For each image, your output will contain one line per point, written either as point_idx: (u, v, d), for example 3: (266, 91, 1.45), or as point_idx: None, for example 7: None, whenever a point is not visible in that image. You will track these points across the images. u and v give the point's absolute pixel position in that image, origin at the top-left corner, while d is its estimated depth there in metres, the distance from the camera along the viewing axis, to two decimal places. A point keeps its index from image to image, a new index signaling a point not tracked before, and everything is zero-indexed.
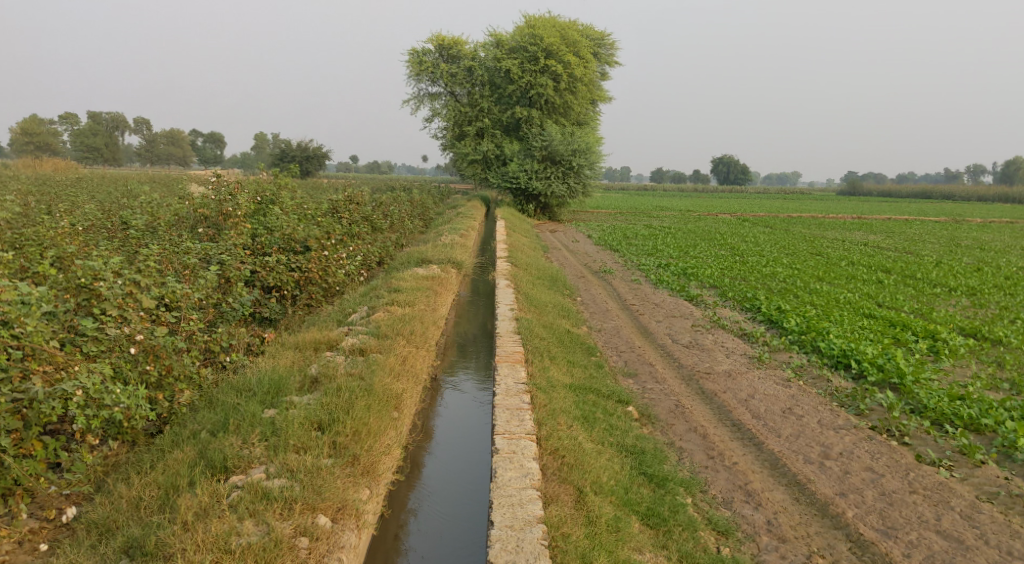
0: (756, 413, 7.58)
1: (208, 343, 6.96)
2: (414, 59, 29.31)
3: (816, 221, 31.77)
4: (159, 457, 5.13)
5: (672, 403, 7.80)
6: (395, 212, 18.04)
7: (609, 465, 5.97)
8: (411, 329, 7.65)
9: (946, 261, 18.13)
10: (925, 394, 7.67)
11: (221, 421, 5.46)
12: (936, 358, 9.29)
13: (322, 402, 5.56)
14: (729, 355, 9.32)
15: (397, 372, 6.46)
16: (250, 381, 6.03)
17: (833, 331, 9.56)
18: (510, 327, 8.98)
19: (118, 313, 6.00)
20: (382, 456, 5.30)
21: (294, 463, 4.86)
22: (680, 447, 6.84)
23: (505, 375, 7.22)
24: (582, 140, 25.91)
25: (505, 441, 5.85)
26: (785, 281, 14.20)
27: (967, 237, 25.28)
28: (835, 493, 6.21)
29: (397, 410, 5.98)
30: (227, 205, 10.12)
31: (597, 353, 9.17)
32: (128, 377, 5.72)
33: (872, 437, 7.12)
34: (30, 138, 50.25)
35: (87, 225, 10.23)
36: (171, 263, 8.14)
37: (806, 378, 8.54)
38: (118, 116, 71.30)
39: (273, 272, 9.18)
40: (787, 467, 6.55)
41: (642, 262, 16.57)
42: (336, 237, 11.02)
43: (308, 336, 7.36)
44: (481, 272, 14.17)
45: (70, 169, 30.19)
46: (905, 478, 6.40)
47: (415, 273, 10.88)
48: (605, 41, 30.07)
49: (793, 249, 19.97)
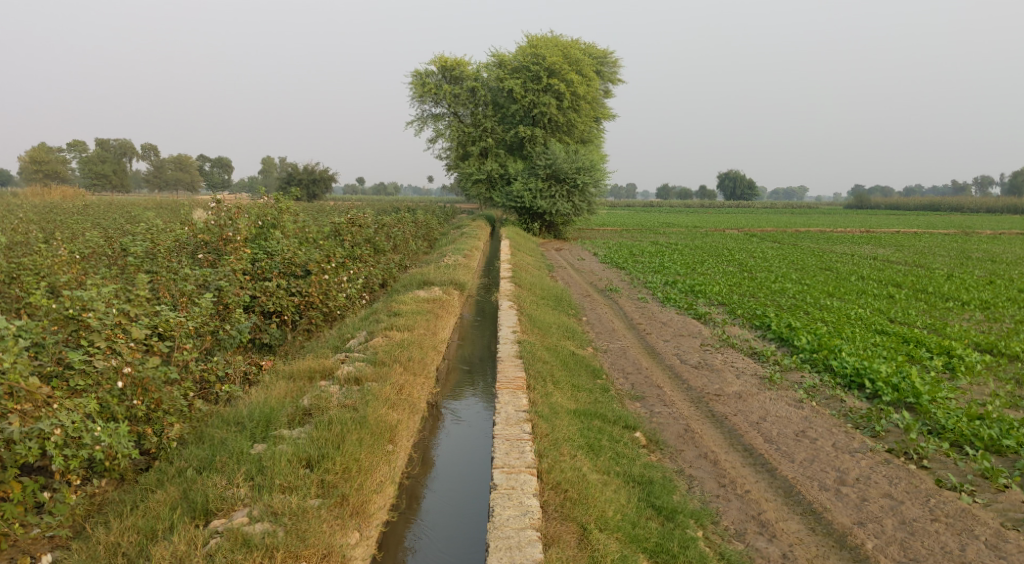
0: (769, 436, 7.30)
1: (202, 372, 6.76)
2: (418, 81, 29.41)
3: (824, 236, 31.47)
4: (142, 497, 4.94)
5: (681, 427, 7.54)
6: (399, 233, 17.86)
7: (614, 498, 5.71)
8: (409, 355, 7.44)
9: (958, 274, 17.80)
10: (942, 414, 7.38)
11: (208, 457, 5.27)
12: (952, 376, 9.00)
13: (312, 437, 5.35)
14: (739, 376, 9.05)
15: (393, 402, 6.26)
16: (240, 414, 5.85)
17: (845, 349, 9.28)
18: (512, 350, 8.76)
19: (107, 344, 5.75)
20: (374, 495, 5.08)
21: (277, 505, 4.64)
22: (690, 475, 6.57)
23: (505, 403, 6.98)
24: (587, 158, 25.79)
25: (504, 476, 5.60)
26: (795, 297, 13.93)
27: (977, 249, 25.01)
28: (853, 523, 5.92)
29: (392, 442, 5.77)
30: (226, 230, 9.96)
31: (603, 376, 8.92)
32: (114, 413, 5.55)
33: (889, 461, 6.84)
34: (38, 167, 50.63)
35: (87, 252, 10.10)
36: (169, 291, 7.97)
37: (819, 399, 8.26)
38: (126, 143, 71.88)
39: (273, 298, 9.00)
40: (802, 494, 6.27)
41: (649, 280, 16.32)
42: (337, 260, 10.81)
43: (304, 364, 7.17)
44: (485, 293, 13.96)
45: (77, 197, 30.36)
46: (926, 505, 6.10)
47: (416, 295, 10.69)
48: (608, 59, 30.13)
49: (802, 264, 19.70)
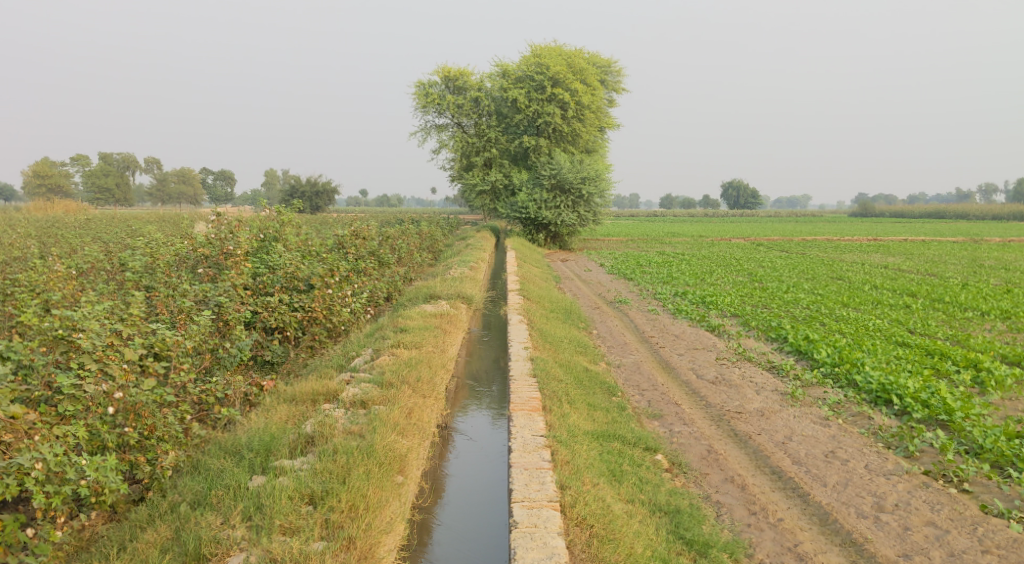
0: (797, 458, 6.89)
1: (201, 394, 6.41)
2: (421, 92, 29.19)
3: (831, 244, 31.15)
4: (132, 534, 4.59)
5: (704, 448, 7.14)
6: (403, 245, 17.51)
7: (642, 531, 5.32)
8: (418, 375, 7.05)
9: (972, 282, 17.39)
10: (979, 433, 6.96)
11: (203, 489, 4.89)
12: (982, 392, 8.57)
13: (316, 469, 4.98)
14: (759, 392, 8.63)
15: (401, 428, 5.87)
16: (239, 441, 5.48)
17: (868, 363, 8.87)
18: (525, 368, 8.37)
19: (98, 366, 5.40)
20: (383, 535, 4.69)
21: (277, 551, 4.28)
22: (718, 501, 6.18)
23: (521, 427, 6.59)
24: (592, 168, 25.40)
25: (525, 512, 5.22)
26: (809, 307, 13.55)
27: (987, 257, 24.51)
28: (897, 555, 5.52)
29: (401, 474, 5.39)
30: (227, 243, 9.58)
31: (618, 394, 8.53)
32: (104, 441, 5.22)
33: (928, 484, 6.43)
34: (42, 181, 50.56)
35: (85, 267, 9.81)
36: (166, 308, 7.61)
37: (846, 416, 7.85)
38: (130, 156, 71.78)
39: (275, 313, 8.65)
40: (839, 523, 5.88)
41: (658, 291, 15.94)
42: (340, 273, 10.41)
43: (307, 385, 6.79)
44: (492, 306, 13.60)
45: (80, 211, 30.19)
46: (974, 535, 5.69)
47: (423, 310, 10.33)
48: (611, 68, 29.91)
49: (812, 273, 19.30)
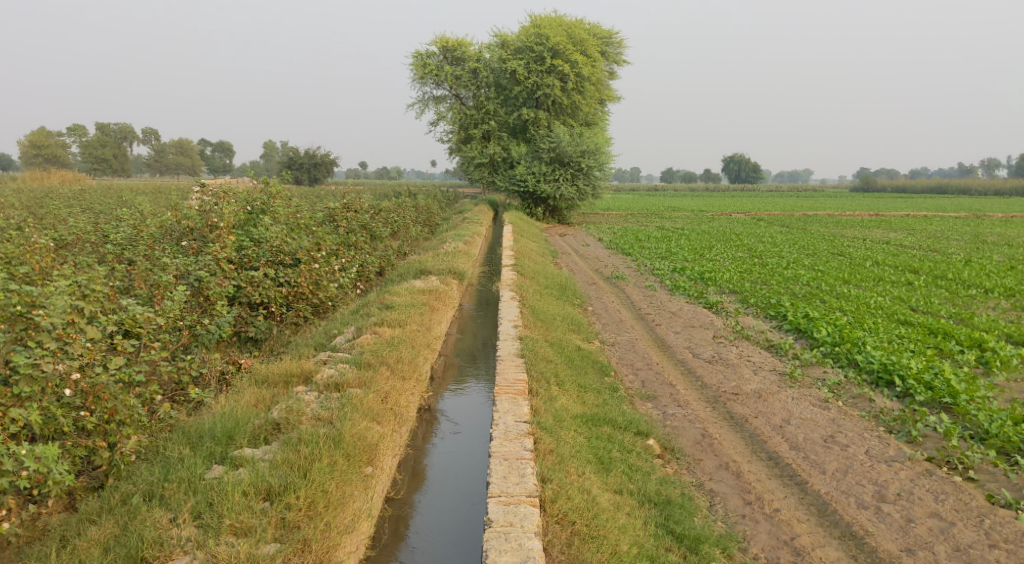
0: (795, 443, 6.59)
1: (173, 373, 6.08)
2: (418, 62, 28.50)
3: (833, 219, 30.72)
4: (77, 530, 4.30)
5: (698, 432, 6.84)
6: (397, 219, 17.12)
7: (628, 526, 5.03)
8: (398, 356, 6.72)
9: (975, 259, 17.01)
10: (985, 417, 6.64)
11: (157, 479, 4.60)
12: (986, 371, 8.23)
13: (276, 461, 4.69)
14: (757, 372, 8.32)
15: (375, 414, 5.57)
16: (202, 426, 5.17)
17: (869, 343, 8.53)
18: (513, 348, 8.02)
19: (57, 345, 5.03)
20: (343, 536, 4.40)
21: (223, 555, 4.00)
22: (711, 490, 5.89)
23: (504, 412, 6.27)
24: (591, 140, 24.85)
25: (501, 509, 4.91)
26: (809, 284, 13.20)
27: (991, 232, 24.04)
28: (900, 550, 5.24)
29: (370, 465, 5.08)
30: (211, 215, 9.08)
31: (611, 374, 8.23)
32: (61, 425, 4.89)
33: (931, 472, 6.11)
34: (41, 151, 50.08)
35: (68, 239, 9.47)
36: (142, 284, 7.24)
37: (846, 398, 7.53)
38: (126, 127, 70.98)
39: (260, 288, 8.29)
40: (838, 514, 5.60)
41: (656, 266, 15.60)
42: (328, 247, 10.03)
43: (281, 365, 6.47)
44: (486, 282, 13.26)
45: (78, 181, 29.79)
46: (980, 528, 5.41)
47: (411, 285, 9.97)
48: (612, 40, 29.27)
49: (814, 248, 18.93)
